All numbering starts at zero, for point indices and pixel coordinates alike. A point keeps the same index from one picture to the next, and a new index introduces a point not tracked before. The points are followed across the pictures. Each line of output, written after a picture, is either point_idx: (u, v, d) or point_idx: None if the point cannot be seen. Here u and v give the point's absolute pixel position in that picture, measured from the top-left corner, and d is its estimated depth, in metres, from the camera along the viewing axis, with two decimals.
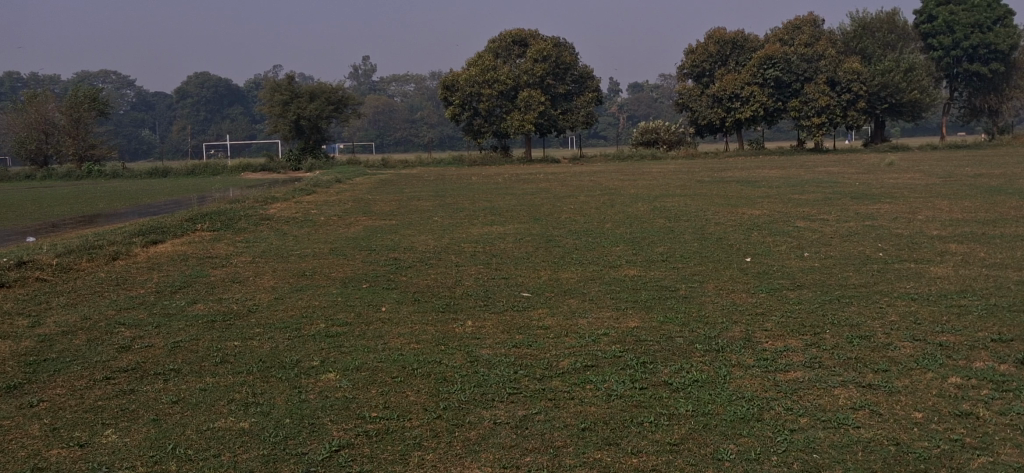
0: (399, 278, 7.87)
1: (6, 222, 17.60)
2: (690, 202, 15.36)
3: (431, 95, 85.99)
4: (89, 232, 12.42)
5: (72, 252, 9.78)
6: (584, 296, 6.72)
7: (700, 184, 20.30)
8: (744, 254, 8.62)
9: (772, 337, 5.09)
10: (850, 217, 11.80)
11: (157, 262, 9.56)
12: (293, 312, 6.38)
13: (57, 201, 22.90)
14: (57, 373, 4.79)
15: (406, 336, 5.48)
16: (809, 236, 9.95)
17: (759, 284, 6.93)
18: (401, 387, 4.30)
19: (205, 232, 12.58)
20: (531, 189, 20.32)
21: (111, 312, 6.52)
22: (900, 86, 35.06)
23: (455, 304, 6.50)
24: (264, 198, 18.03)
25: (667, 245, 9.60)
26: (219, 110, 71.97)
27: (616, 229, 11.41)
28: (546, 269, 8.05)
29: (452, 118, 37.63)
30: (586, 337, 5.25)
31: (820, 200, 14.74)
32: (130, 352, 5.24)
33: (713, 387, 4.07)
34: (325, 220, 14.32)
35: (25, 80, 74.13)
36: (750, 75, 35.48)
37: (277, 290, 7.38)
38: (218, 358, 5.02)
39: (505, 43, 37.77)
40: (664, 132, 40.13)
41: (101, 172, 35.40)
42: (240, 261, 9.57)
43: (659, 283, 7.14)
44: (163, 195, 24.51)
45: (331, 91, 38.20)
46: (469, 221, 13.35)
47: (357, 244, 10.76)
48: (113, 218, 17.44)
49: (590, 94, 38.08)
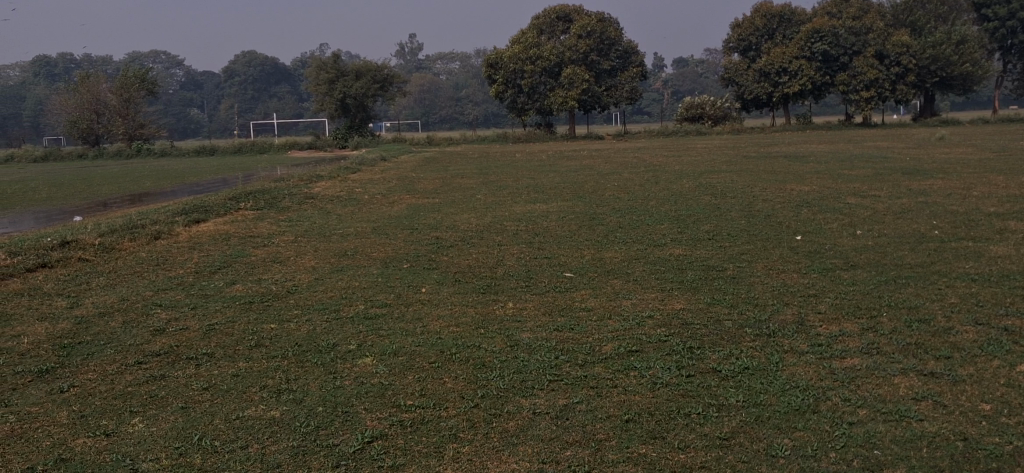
0: (439, 258, 7.72)
1: (58, 201, 17.83)
2: (736, 178, 15.00)
3: (475, 72, 85.70)
4: (135, 211, 12.48)
5: (116, 231, 9.78)
6: (629, 277, 6.51)
7: (747, 160, 19.89)
8: (794, 233, 8.33)
9: (826, 321, 4.87)
10: (902, 194, 11.42)
11: (199, 242, 9.52)
12: (331, 293, 6.26)
13: (106, 181, 23.15)
14: (91, 357, 4.72)
15: (445, 318, 5.33)
16: (861, 214, 9.60)
17: (811, 265, 6.67)
18: (438, 373, 4.15)
19: (248, 211, 12.56)
20: (575, 166, 20.02)
21: (149, 294, 6.45)
22: (951, 59, 34.27)
23: (495, 286, 6.33)
24: (309, 177, 18.01)
25: (714, 223, 9.33)
26: (265, 89, 72.41)
27: (659, 207, 11.14)
28: (589, 249, 7.84)
29: (495, 96, 37.55)
30: (631, 320, 5.06)
31: (871, 176, 14.34)
32: (165, 336, 5.15)
33: (766, 376, 3.88)
34: (368, 198, 14.24)
35: (77, 61, 75.18)
36: (798, 48, 34.75)
37: (317, 271, 7.27)
38: (253, 340, 4.92)
39: (548, 19, 37.34)
40: (709, 107, 39.47)
41: (150, 151, 35.79)
42: (282, 240, 9.48)
43: (706, 263, 6.91)
44: (210, 174, 24.69)
45: (376, 69, 38.09)
46: (512, 199, 13.16)
47: (398, 223, 10.64)
48: (162, 197, 17.55)
49: (635, 69, 37.55)
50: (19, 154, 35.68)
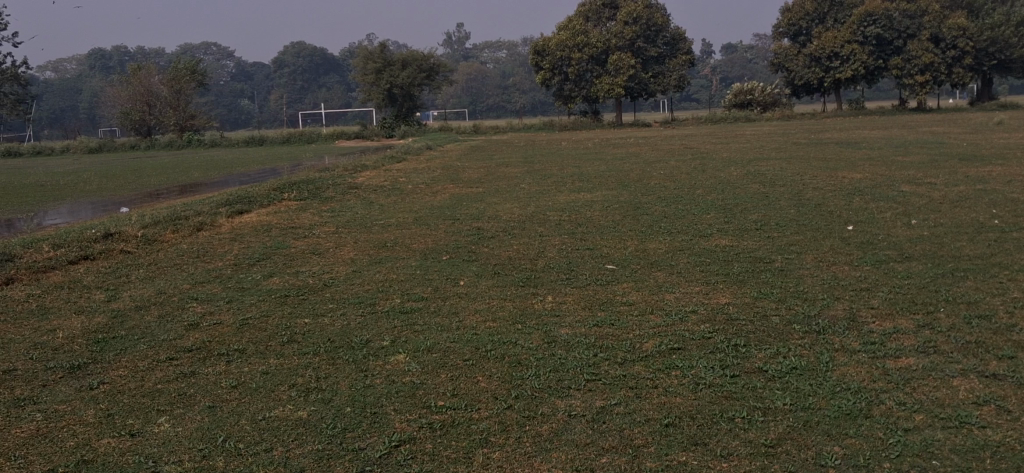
0: (479, 249, 7.58)
1: (109, 192, 17.99)
2: (786, 165, 14.67)
3: (521, 60, 85.39)
4: (181, 202, 12.52)
5: (159, 223, 9.78)
6: (672, 269, 6.32)
7: (796, 147, 19.47)
8: (846, 222, 8.05)
9: (878, 317, 4.65)
10: (959, 181, 11.05)
11: (241, 234, 9.49)
12: (368, 286, 6.16)
13: (157, 172, 23.37)
14: (124, 352, 4.66)
15: (483, 313, 5.20)
16: (915, 202, 9.28)
17: (863, 256, 6.42)
18: (472, 371, 4.01)
19: (292, 202, 12.53)
20: (620, 154, 19.78)
21: (186, 286, 6.40)
22: (1010, 41, 33.41)
23: (535, 278, 6.17)
24: (353, 166, 18.00)
25: (762, 212, 9.07)
26: (314, 79, 72.87)
27: (706, 196, 10.89)
28: (633, 240, 7.64)
29: (542, 83, 37.32)
30: (673, 315, 4.88)
31: (926, 162, 13.94)
32: (199, 330, 5.08)
33: (815, 377, 3.70)
34: (411, 188, 14.16)
35: (130, 53, 76.32)
36: (851, 32, 33.97)
37: (355, 263, 7.17)
38: (286, 336, 4.84)
39: (595, 6, 37.00)
40: (759, 93, 38.83)
41: (201, 142, 36.15)
42: (324, 231, 9.41)
43: (752, 254, 6.68)
44: (257, 164, 24.84)
45: (423, 59, 38.06)
46: (555, 188, 12.99)
47: (440, 213, 10.52)
48: (211, 188, 17.65)
49: (683, 55, 37.03)
50: (74, 146, 36.29)
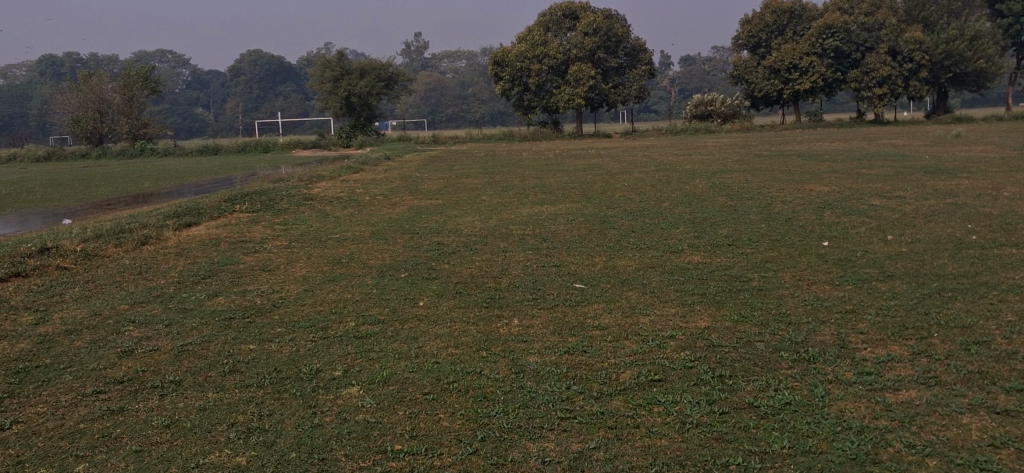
0: (440, 266, 7.18)
1: (55, 203, 17.33)
2: (751, 178, 14.43)
3: (481, 70, 85.20)
4: (127, 214, 11.98)
5: (100, 236, 9.28)
6: (645, 288, 5.98)
7: (759, 159, 19.28)
8: (821, 238, 7.79)
9: (870, 344, 4.35)
10: (929, 195, 10.85)
11: (187, 248, 9.01)
12: (320, 308, 5.74)
13: (105, 181, 22.63)
14: (46, 384, 4.20)
15: (444, 338, 4.81)
16: (887, 217, 9.03)
17: (843, 275, 6.14)
18: (433, 408, 3.62)
19: (243, 213, 12.04)
20: (582, 166, 19.46)
21: (124, 307, 5.94)
22: (965, 55, 33.82)
23: (500, 299, 5.79)
24: (308, 176, 17.52)
25: (732, 226, 8.80)
26: (271, 88, 72.02)
27: (674, 209, 10.60)
28: (601, 256, 7.29)
29: (502, 93, 37.03)
30: (650, 342, 4.53)
31: (891, 175, 13.83)
32: (132, 358, 4.65)
33: (812, 413, 3.37)
34: (368, 199, 13.72)
35: (83, 60, 74.88)
36: (809, 45, 34.08)
37: (307, 281, 6.74)
38: (229, 364, 4.43)
39: (555, 17, 36.83)
40: (719, 105, 38.84)
41: (154, 150, 35.33)
42: (275, 246, 8.96)
43: (727, 272, 6.38)
44: (209, 174, 24.25)
45: (381, 68, 37.57)
46: (518, 200, 12.63)
47: (398, 226, 10.13)
48: (165, 198, 17.09)
49: (644, 67, 36.92)
50: (21, 153, 35.30)
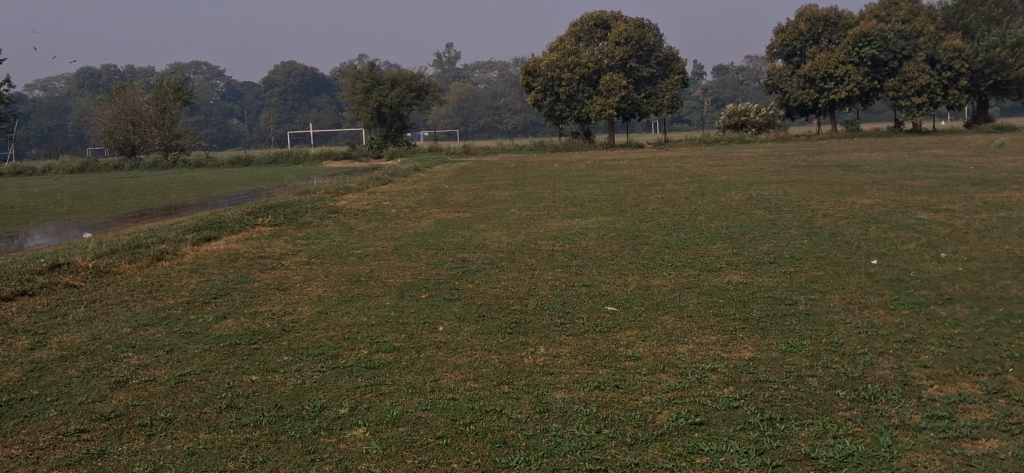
0: (464, 285, 6.77)
1: (80, 215, 17.13)
2: (790, 190, 13.92)
3: (513, 81, 84.99)
4: (148, 228, 11.72)
5: (115, 252, 8.97)
6: (681, 312, 5.54)
7: (797, 170, 18.77)
8: (869, 256, 7.30)
9: (938, 381, 3.89)
10: (980, 208, 10.28)
11: (204, 264, 8.68)
12: (332, 333, 5.35)
13: (133, 194, 22.44)
14: (26, 420, 3.85)
15: (463, 369, 4.40)
16: (938, 232, 8.51)
17: (897, 297, 5.66)
18: (446, 456, 3.22)
19: (266, 227, 11.73)
20: (615, 177, 19.02)
21: (127, 331, 5.60)
22: (1006, 62, 32.94)
23: (525, 324, 5.36)
24: (336, 188, 17.23)
25: (773, 243, 8.32)
26: (305, 99, 72.26)
27: (710, 223, 10.13)
28: (634, 275, 6.85)
29: (533, 103, 36.68)
30: (689, 376, 4.11)
31: (936, 186, 13.28)
32: (125, 390, 4.30)
33: (880, 468, 2.93)
34: (395, 212, 13.37)
35: (121, 72, 75.56)
36: (845, 53, 33.36)
37: (322, 302, 6.36)
38: (229, 399, 4.06)
39: (587, 26, 36.45)
40: (753, 114, 38.20)
41: (186, 162, 35.30)
42: (294, 262, 8.61)
43: (771, 294, 5.93)
44: (238, 185, 24.09)
45: (412, 78, 37.36)
46: (548, 214, 12.21)
47: (422, 241, 9.74)
48: (191, 211, 16.84)
49: (677, 76, 36.37)
50: (56, 165, 35.42)
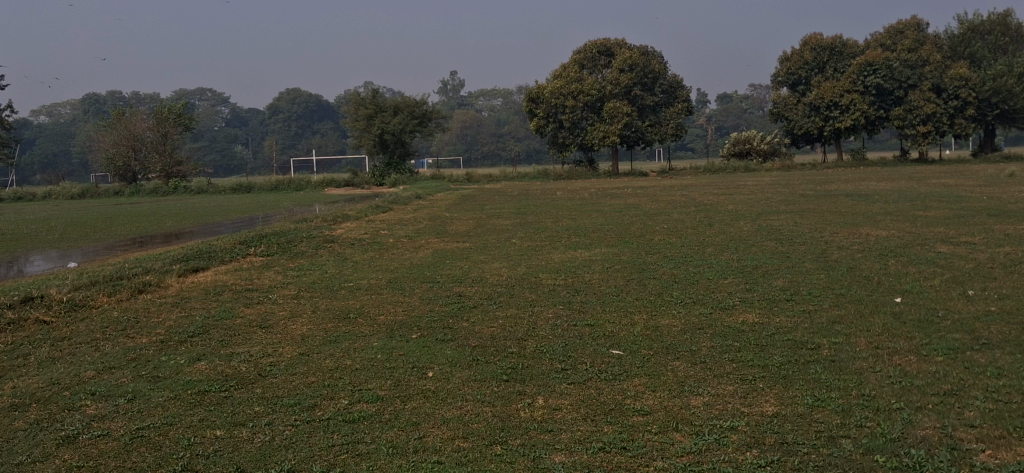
0: (458, 324, 6.31)
1: (70, 242, 16.70)
2: (801, 220, 13.47)
3: (518, 109, 85.00)
4: (134, 257, 11.28)
5: (94, 284, 8.51)
6: (694, 357, 5.06)
7: (806, 199, 18.42)
8: (891, 292, 6.86)
9: (990, 444, 3.44)
10: (1002, 240, 9.83)
11: (188, 298, 8.24)
12: (312, 379, 4.89)
13: (128, 220, 22.03)
14: None
15: (452, 425, 3.94)
16: (961, 266, 8.07)
17: (928, 340, 5.20)
18: None
19: (257, 257, 11.30)
20: (620, 206, 18.62)
21: (90, 375, 5.14)
22: (1013, 90, 32.66)
23: (524, 370, 4.89)
24: (334, 216, 16.78)
25: (787, 278, 7.87)
26: (309, 125, 72.09)
27: (719, 255, 9.69)
28: (641, 314, 6.36)
29: (536, 130, 36.34)
30: (707, 436, 3.66)
31: (952, 217, 12.84)
32: (74, 447, 3.84)
33: None
34: (392, 242, 12.93)
35: (125, 99, 75.54)
36: (850, 81, 32.94)
37: (306, 341, 5.91)
38: (185, 460, 3.61)
39: (590, 54, 36.23)
40: (757, 142, 37.80)
41: (187, 188, 34.93)
42: (281, 296, 8.14)
43: (790, 337, 5.45)
44: (235, 213, 23.65)
45: (415, 105, 37.12)
46: (549, 244, 11.78)
47: (418, 274, 9.29)
48: (185, 239, 16.44)
49: (682, 104, 36.06)
50: (56, 191, 35.08)
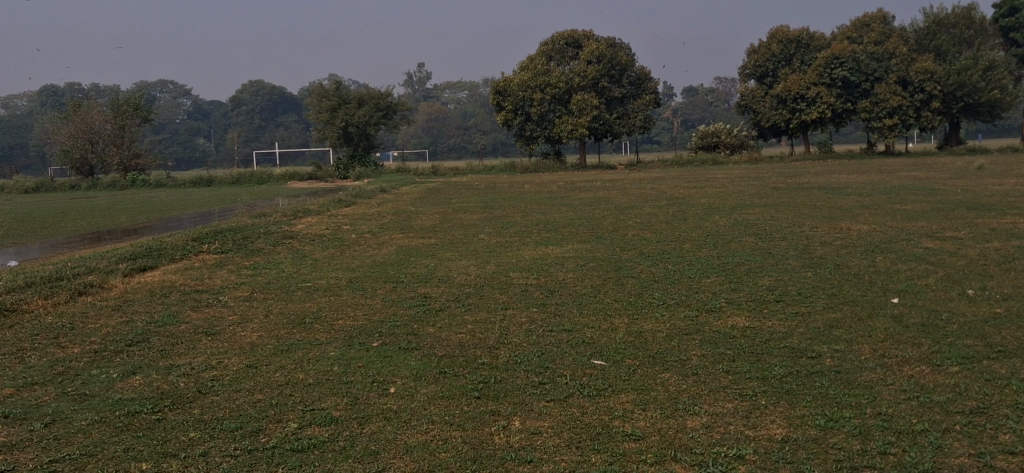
0: (423, 330, 5.78)
1: (16, 238, 15.92)
2: (777, 214, 13.07)
3: (484, 102, 84.45)
4: (80, 255, 10.63)
5: (31, 286, 7.86)
6: (684, 368, 4.58)
7: (778, 192, 18.09)
8: (886, 293, 6.42)
9: None
10: (988, 235, 9.48)
11: (131, 299, 7.63)
12: (259, 396, 4.35)
13: (80, 215, 21.15)
14: None
15: (417, 455, 3.42)
16: (954, 263, 7.67)
17: (938, 348, 4.75)
18: None
19: (211, 254, 10.67)
20: (590, 200, 18.16)
21: (6, 393, 4.55)
22: (977, 85, 32.51)
23: (497, 385, 4.38)
24: (294, 211, 16.14)
25: (774, 276, 7.42)
26: (272, 118, 70.95)
27: (697, 252, 9.24)
28: (621, 319, 5.86)
29: (503, 123, 35.77)
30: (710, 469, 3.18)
31: (932, 211, 12.50)
32: None
33: None
34: (354, 238, 12.34)
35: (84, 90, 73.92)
36: (817, 75, 32.86)
37: (254, 351, 5.34)
38: None
39: (558, 45, 35.67)
40: (725, 135, 37.42)
41: (146, 182, 33.96)
42: (233, 298, 7.56)
43: (787, 345, 4.98)
44: (193, 207, 22.84)
45: (380, 97, 36.33)
46: (519, 240, 11.27)
47: (379, 273, 8.73)
48: (139, 235, 15.74)
49: (649, 96, 35.67)
50: (8, 184, 33.98)
